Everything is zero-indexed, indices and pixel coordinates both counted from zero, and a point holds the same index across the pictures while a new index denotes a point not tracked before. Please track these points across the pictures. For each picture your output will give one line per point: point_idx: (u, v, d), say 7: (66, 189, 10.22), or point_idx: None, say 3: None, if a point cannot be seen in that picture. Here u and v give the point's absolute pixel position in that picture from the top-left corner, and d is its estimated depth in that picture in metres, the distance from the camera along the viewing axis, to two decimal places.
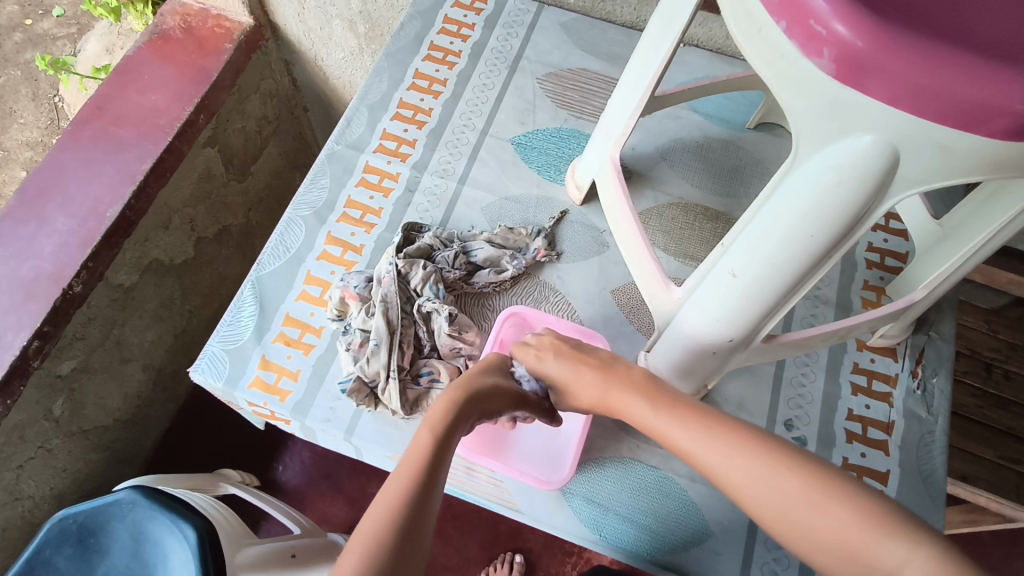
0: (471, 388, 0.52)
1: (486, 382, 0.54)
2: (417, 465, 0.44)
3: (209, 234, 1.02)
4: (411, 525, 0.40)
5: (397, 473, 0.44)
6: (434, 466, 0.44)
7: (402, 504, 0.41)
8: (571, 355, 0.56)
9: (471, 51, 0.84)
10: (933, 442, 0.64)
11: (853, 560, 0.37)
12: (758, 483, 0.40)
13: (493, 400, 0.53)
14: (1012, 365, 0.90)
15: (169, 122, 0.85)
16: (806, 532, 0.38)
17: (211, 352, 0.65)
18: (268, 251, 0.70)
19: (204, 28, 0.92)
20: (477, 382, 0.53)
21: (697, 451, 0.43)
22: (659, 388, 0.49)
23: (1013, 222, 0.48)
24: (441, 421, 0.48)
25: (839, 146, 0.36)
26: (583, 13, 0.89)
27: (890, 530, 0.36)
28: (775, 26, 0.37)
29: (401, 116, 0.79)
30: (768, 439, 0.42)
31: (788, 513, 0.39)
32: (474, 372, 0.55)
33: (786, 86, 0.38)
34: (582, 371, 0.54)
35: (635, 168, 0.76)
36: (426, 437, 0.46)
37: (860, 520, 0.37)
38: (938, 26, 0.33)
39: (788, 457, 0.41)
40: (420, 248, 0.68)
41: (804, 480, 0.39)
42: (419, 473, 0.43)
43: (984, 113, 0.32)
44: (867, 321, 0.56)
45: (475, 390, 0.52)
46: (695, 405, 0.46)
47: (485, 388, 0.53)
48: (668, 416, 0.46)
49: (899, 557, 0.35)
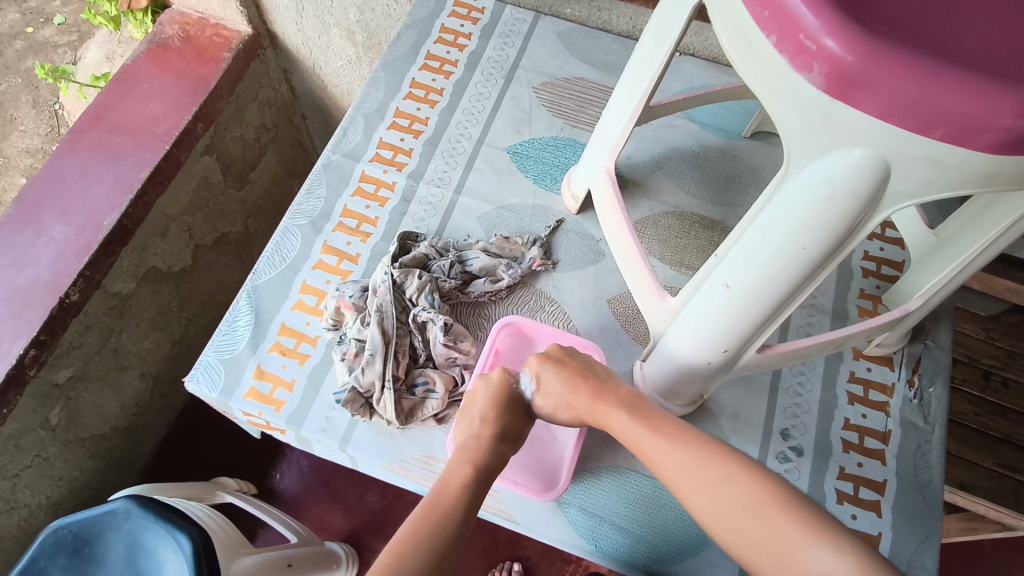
0: (496, 425, 0.55)
1: (513, 411, 0.57)
2: (449, 506, 0.50)
3: (207, 242, 1.02)
4: (442, 558, 0.46)
5: (427, 509, 0.50)
6: (468, 502, 0.51)
7: (432, 535, 0.47)
8: (577, 368, 0.56)
9: (468, 60, 0.84)
10: (930, 451, 0.63)
11: (787, 565, 0.42)
12: (707, 493, 0.45)
13: (518, 429, 0.57)
14: (1010, 372, 0.90)
15: (166, 131, 0.86)
16: (746, 537, 0.44)
17: (207, 362, 0.65)
18: (264, 261, 0.70)
19: (202, 37, 0.93)
20: (502, 416, 0.56)
21: (661, 462, 0.48)
22: (641, 404, 0.53)
23: (1002, 234, 0.49)
24: (479, 464, 0.53)
25: (832, 160, 0.36)
26: (580, 23, 0.89)
27: (822, 539, 0.41)
28: (766, 40, 0.37)
29: (397, 125, 0.79)
30: (722, 451, 0.47)
31: (732, 520, 0.44)
32: (498, 400, 0.56)
33: (777, 99, 0.38)
34: (576, 388, 0.55)
35: (631, 177, 0.76)
36: (464, 471, 0.53)
37: (796, 528, 0.42)
38: (929, 39, 0.33)
39: (742, 469, 0.46)
40: (416, 257, 0.68)
41: (753, 492, 0.44)
42: (454, 514, 0.49)
43: (975, 128, 0.33)
44: (864, 330, 0.56)
45: (501, 428, 0.55)
46: (669, 420, 0.51)
47: (510, 422, 0.56)
48: (641, 427, 0.51)
49: (827, 564, 0.41)
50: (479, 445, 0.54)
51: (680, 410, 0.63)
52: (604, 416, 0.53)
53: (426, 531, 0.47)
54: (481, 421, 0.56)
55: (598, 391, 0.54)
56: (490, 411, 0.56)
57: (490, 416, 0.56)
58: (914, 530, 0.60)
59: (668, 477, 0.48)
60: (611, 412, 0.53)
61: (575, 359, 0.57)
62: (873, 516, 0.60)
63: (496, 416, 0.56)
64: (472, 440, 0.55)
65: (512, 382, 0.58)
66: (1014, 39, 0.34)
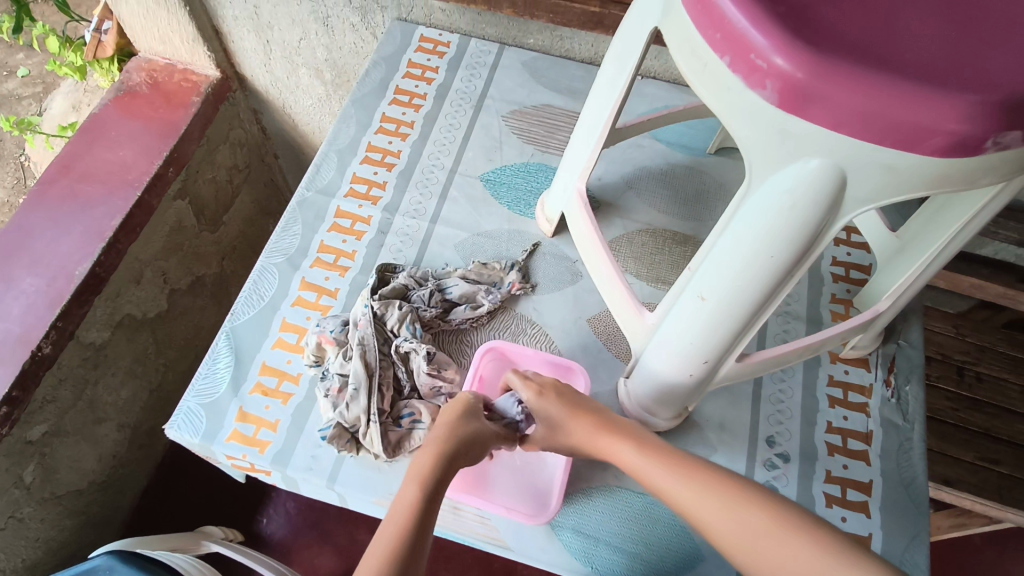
0: (453, 432, 0.54)
1: (474, 423, 0.56)
2: (401, 522, 0.47)
3: (182, 285, 1.02)
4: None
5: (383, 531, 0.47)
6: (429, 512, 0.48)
7: (389, 559, 0.44)
8: (570, 397, 0.57)
9: (436, 92, 0.86)
10: (912, 448, 0.64)
11: None
12: (726, 520, 0.45)
13: (483, 440, 0.55)
14: (982, 366, 0.92)
15: (137, 177, 0.85)
16: (769, 563, 0.44)
17: (187, 407, 0.64)
18: (242, 301, 0.70)
19: (171, 82, 0.94)
20: (460, 425, 0.55)
21: (674, 492, 0.48)
22: (647, 436, 0.53)
23: (959, 231, 0.50)
24: (429, 473, 0.51)
25: (791, 170, 0.38)
26: (544, 52, 0.91)
27: (845, 559, 0.41)
28: (719, 61, 0.39)
29: (370, 160, 0.80)
30: (735, 480, 0.47)
31: (753, 547, 0.44)
32: (454, 412, 0.56)
33: (733, 117, 0.40)
34: (579, 416, 0.55)
35: (603, 199, 0.78)
36: (420, 482, 0.50)
37: (818, 552, 0.42)
38: (873, 49, 0.35)
39: (758, 497, 0.46)
40: (395, 288, 0.69)
41: (769, 517, 0.45)
42: (407, 529, 0.46)
43: (922, 133, 0.34)
44: (838, 333, 0.58)
45: (457, 437, 0.54)
46: (678, 451, 0.51)
47: (469, 433, 0.55)
48: (650, 459, 0.50)
49: None
50: (437, 453, 0.52)
51: (665, 425, 0.63)
52: (613, 447, 0.53)
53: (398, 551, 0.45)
54: (438, 431, 0.54)
55: (600, 421, 0.55)
56: (448, 424, 0.55)
57: (449, 426, 0.55)
58: (904, 527, 0.60)
59: (684, 507, 0.48)
60: (620, 445, 0.53)
61: (565, 386, 0.58)
62: (863, 517, 0.61)
63: (453, 427, 0.54)
64: (427, 449, 0.53)
65: (471, 401, 0.58)
66: (957, 42, 0.36)
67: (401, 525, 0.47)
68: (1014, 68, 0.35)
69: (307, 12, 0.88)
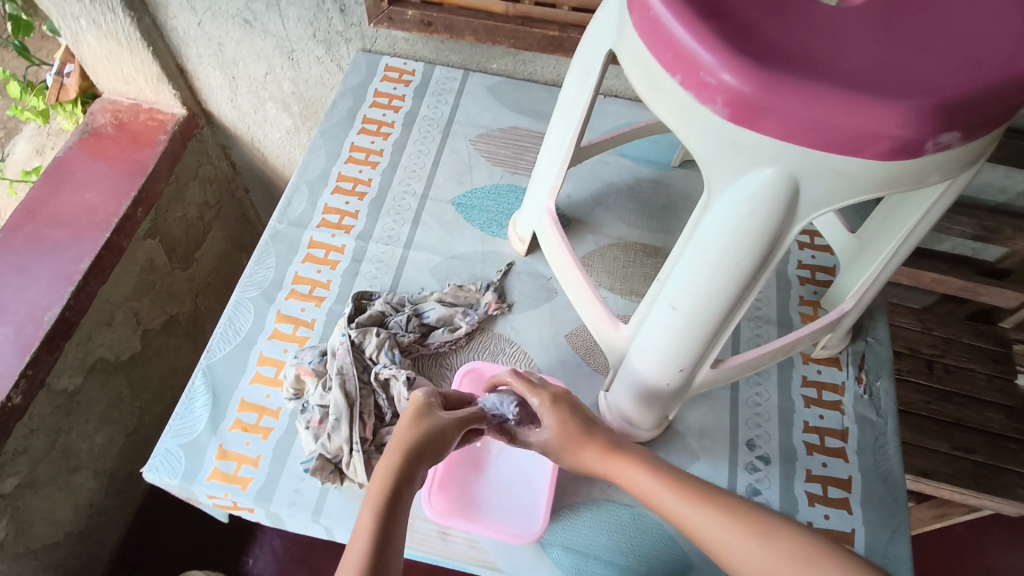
0: (409, 442, 0.50)
1: (429, 423, 0.52)
2: (362, 549, 0.43)
3: (156, 325, 1.01)
4: None
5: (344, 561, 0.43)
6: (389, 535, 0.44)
7: None
8: (576, 420, 0.55)
9: (404, 120, 0.87)
10: (887, 442, 0.66)
11: None
12: (749, 546, 0.44)
13: (440, 436, 0.52)
14: (949, 358, 0.95)
15: (105, 219, 0.85)
16: None
17: (165, 448, 0.63)
18: (217, 337, 0.70)
19: (136, 122, 0.95)
20: (416, 433, 0.51)
21: (692, 516, 0.47)
22: (658, 461, 0.52)
23: (911, 231, 0.52)
24: (383, 488, 0.47)
25: (748, 179, 0.40)
26: (507, 76, 0.92)
27: None
28: (672, 79, 0.40)
29: (341, 189, 0.81)
30: (754, 508, 0.47)
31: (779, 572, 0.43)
32: (409, 419, 0.52)
33: (688, 132, 0.41)
34: (586, 440, 0.54)
35: (573, 216, 0.79)
36: (376, 504, 0.46)
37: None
38: (816, 61, 0.37)
39: (780, 524, 0.45)
40: (372, 316, 0.69)
41: (795, 542, 0.44)
42: (367, 559, 0.43)
43: (866, 138, 0.36)
44: (808, 334, 0.60)
45: (413, 444, 0.50)
46: (691, 477, 0.50)
47: (426, 435, 0.51)
48: (664, 483, 0.49)
49: None
50: (391, 469, 0.48)
51: (647, 435, 0.64)
52: (621, 471, 0.52)
53: None
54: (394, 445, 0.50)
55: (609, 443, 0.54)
56: (404, 431, 0.51)
57: (405, 434, 0.51)
58: (885, 521, 0.62)
59: (704, 533, 0.47)
60: (629, 470, 0.52)
61: (573, 401, 0.56)
62: (845, 514, 0.62)
63: (406, 433, 0.51)
64: (383, 464, 0.49)
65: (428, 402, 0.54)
66: (895, 48, 0.38)
67: (362, 557, 0.43)
68: (950, 72, 0.36)
69: (271, 47, 0.89)
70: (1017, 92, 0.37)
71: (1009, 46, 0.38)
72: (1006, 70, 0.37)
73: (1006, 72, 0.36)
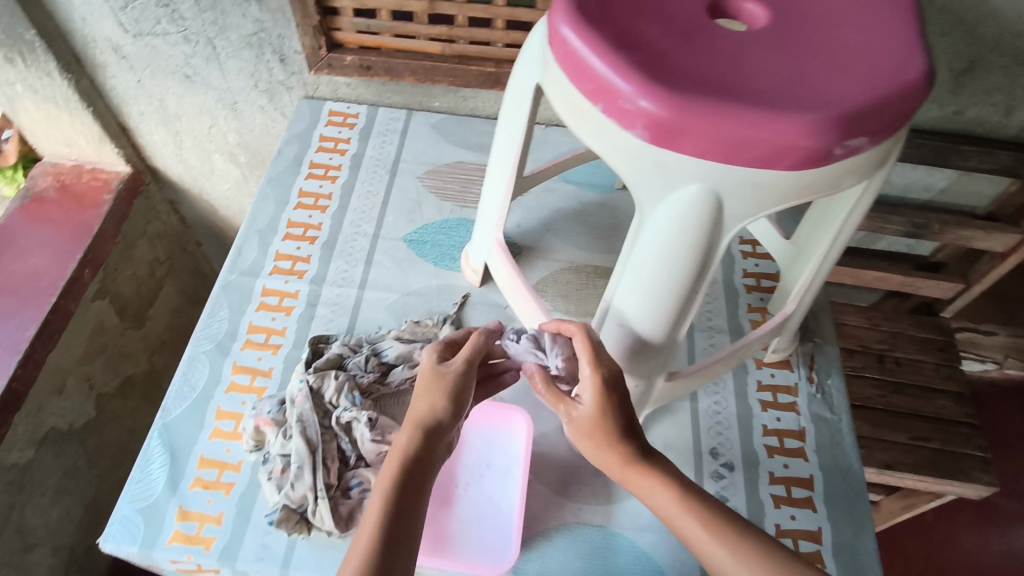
0: (426, 406, 0.50)
1: (441, 388, 0.51)
2: (377, 515, 0.44)
3: (110, 388, 1.00)
4: None
5: (354, 545, 0.43)
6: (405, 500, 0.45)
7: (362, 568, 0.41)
8: (615, 413, 0.50)
9: (351, 162, 0.88)
10: (843, 438, 0.68)
11: None
12: None
13: (457, 399, 0.51)
14: (899, 351, 0.99)
15: (51, 283, 0.87)
16: None
17: (123, 515, 0.61)
18: (172, 395, 0.68)
19: (80, 183, 0.95)
20: (433, 398, 0.51)
21: (715, 557, 0.45)
22: (685, 481, 0.48)
23: (836, 238, 0.56)
24: (400, 456, 0.47)
25: (675, 198, 0.42)
26: (451, 112, 0.94)
27: None
28: (594, 108, 0.42)
29: (292, 235, 0.81)
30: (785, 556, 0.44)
31: None
32: (426, 381, 0.52)
33: (614, 156, 0.43)
34: (614, 443, 0.49)
35: (524, 244, 0.81)
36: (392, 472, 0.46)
37: None
38: (724, 82, 0.39)
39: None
40: (330, 359, 0.69)
41: None
42: (382, 528, 0.43)
43: (778, 152, 0.38)
44: (756, 338, 0.62)
45: (425, 413, 0.50)
46: (720, 508, 0.47)
47: (437, 404, 0.50)
48: (689, 513, 0.46)
49: None
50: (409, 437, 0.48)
51: None
52: (645, 489, 0.48)
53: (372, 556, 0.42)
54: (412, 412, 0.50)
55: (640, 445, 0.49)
56: (420, 399, 0.51)
57: (421, 402, 0.51)
58: (849, 516, 0.63)
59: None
60: (654, 490, 0.48)
61: (622, 384, 0.51)
62: (809, 513, 0.63)
63: (419, 403, 0.50)
64: (401, 434, 0.49)
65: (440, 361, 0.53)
66: (797, 65, 0.40)
67: (377, 527, 0.43)
68: (847, 86, 0.39)
69: (213, 100, 0.89)
70: (909, 99, 0.39)
71: (899, 60, 0.41)
72: (898, 80, 0.39)
73: (899, 83, 0.39)
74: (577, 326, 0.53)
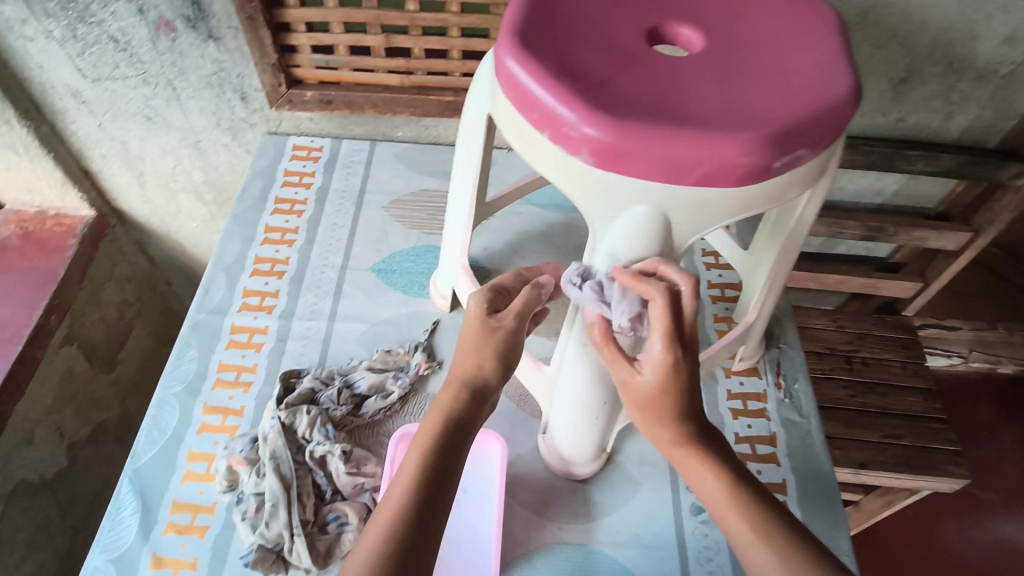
0: (476, 361, 0.46)
1: (488, 341, 0.46)
2: (413, 470, 0.40)
3: (81, 437, 0.99)
4: (411, 547, 0.37)
5: (377, 513, 0.39)
6: (446, 454, 0.41)
7: (391, 529, 0.37)
8: (680, 397, 0.43)
9: (316, 196, 0.88)
10: (813, 441, 0.69)
11: None
12: None
13: (505, 358, 0.47)
14: (866, 351, 1.01)
15: (16, 332, 0.86)
16: None
17: (94, 566, 0.59)
18: (142, 440, 0.67)
19: (44, 229, 0.95)
20: (483, 352, 0.46)
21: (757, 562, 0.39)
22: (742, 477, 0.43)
23: (784, 252, 0.58)
24: (443, 415, 0.43)
25: (627, 216, 0.44)
26: (414, 141, 0.96)
27: None
28: (541, 135, 0.43)
29: (259, 271, 0.81)
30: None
31: None
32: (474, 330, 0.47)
33: (563, 181, 0.45)
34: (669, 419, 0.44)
35: (491, 267, 0.82)
36: (434, 429, 0.43)
37: None
38: (663, 107, 0.41)
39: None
40: (302, 394, 0.68)
41: None
42: (417, 488, 0.39)
43: (718, 171, 0.40)
44: (720, 349, 0.64)
45: (471, 371, 0.46)
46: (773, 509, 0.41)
47: (485, 362, 0.46)
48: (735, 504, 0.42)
49: None
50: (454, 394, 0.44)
51: (589, 471, 0.66)
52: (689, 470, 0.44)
53: (405, 518, 0.38)
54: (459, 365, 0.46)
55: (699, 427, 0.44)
56: (465, 352, 0.47)
57: (466, 356, 0.46)
58: (824, 518, 0.64)
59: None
60: (696, 472, 0.44)
61: (692, 359, 0.44)
62: None
63: (465, 359, 0.46)
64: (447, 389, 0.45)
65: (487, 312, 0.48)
66: (733, 87, 0.42)
67: (411, 486, 0.39)
68: (780, 105, 0.41)
69: (176, 140, 0.90)
70: (838, 115, 0.41)
71: (827, 78, 0.43)
72: (826, 98, 0.41)
73: (828, 100, 0.41)
74: (656, 289, 0.42)
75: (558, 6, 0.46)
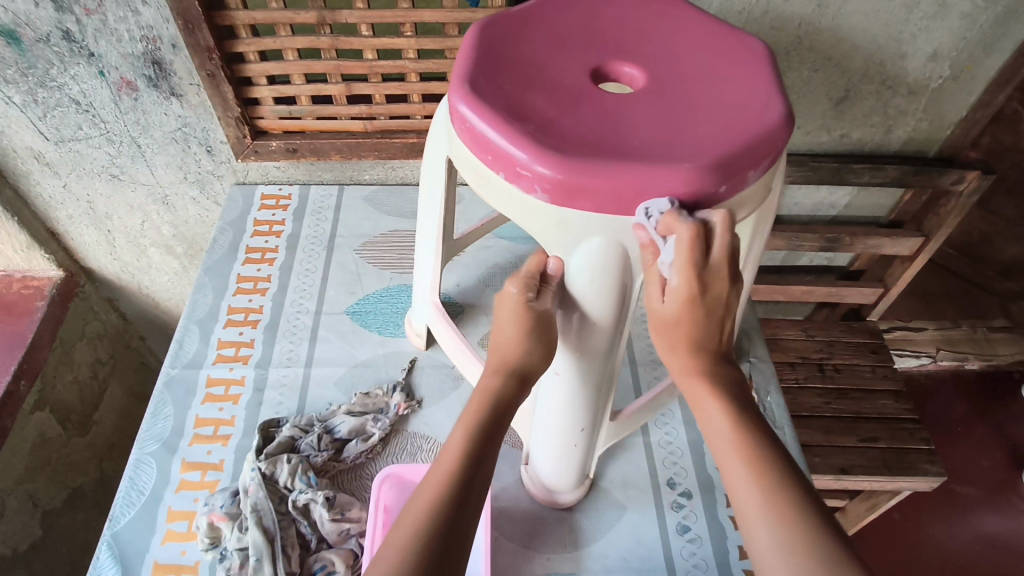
0: (523, 348, 0.49)
1: (528, 326, 0.49)
2: (459, 445, 0.45)
3: (58, 503, 1.01)
4: (459, 511, 0.41)
5: (425, 482, 0.43)
6: (488, 427, 0.46)
7: (438, 497, 0.41)
8: (696, 326, 0.44)
9: (287, 243, 0.89)
10: (790, 451, 0.71)
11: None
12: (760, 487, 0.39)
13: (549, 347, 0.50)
14: (837, 358, 1.04)
15: None
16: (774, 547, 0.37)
17: None
18: (120, 502, 0.66)
19: (10, 292, 0.95)
20: (529, 342, 0.49)
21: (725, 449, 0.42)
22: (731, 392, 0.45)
23: (743, 273, 0.58)
24: (485, 403, 0.48)
25: (586, 248, 0.46)
26: (381, 183, 0.97)
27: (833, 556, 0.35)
28: (497, 176, 0.45)
29: (233, 322, 0.81)
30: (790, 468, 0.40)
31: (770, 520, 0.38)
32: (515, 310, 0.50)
33: (521, 218, 0.46)
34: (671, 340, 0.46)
35: (464, 303, 0.83)
36: (479, 410, 0.47)
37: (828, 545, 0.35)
38: (608, 143, 0.43)
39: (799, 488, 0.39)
40: (281, 443, 0.68)
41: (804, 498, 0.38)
42: (462, 461, 0.43)
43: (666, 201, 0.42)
44: None
45: (515, 359, 0.50)
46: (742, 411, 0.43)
47: (533, 351, 0.50)
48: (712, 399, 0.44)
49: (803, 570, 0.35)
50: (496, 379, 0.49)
51: (573, 497, 0.66)
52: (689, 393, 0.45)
53: (454, 486, 0.42)
54: (504, 354, 0.50)
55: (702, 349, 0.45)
56: (507, 341, 0.50)
57: (509, 344, 0.50)
58: None
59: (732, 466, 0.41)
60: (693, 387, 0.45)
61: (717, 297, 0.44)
62: None
63: (513, 348, 0.50)
64: (490, 378, 0.49)
65: (528, 300, 0.49)
66: (673, 120, 0.44)
67: (457, 460, 0.43)
68: (717, 135, 0.43)
69: (144, 197, 0.90)
70: (773, 142, 0.44)
71: (760, 106, 0.45)
72: (759, 126, 0.44)
73: (762, 125, 0.44)
74: (685, 228, 0.40)
75: (504, 53, 0.49)
